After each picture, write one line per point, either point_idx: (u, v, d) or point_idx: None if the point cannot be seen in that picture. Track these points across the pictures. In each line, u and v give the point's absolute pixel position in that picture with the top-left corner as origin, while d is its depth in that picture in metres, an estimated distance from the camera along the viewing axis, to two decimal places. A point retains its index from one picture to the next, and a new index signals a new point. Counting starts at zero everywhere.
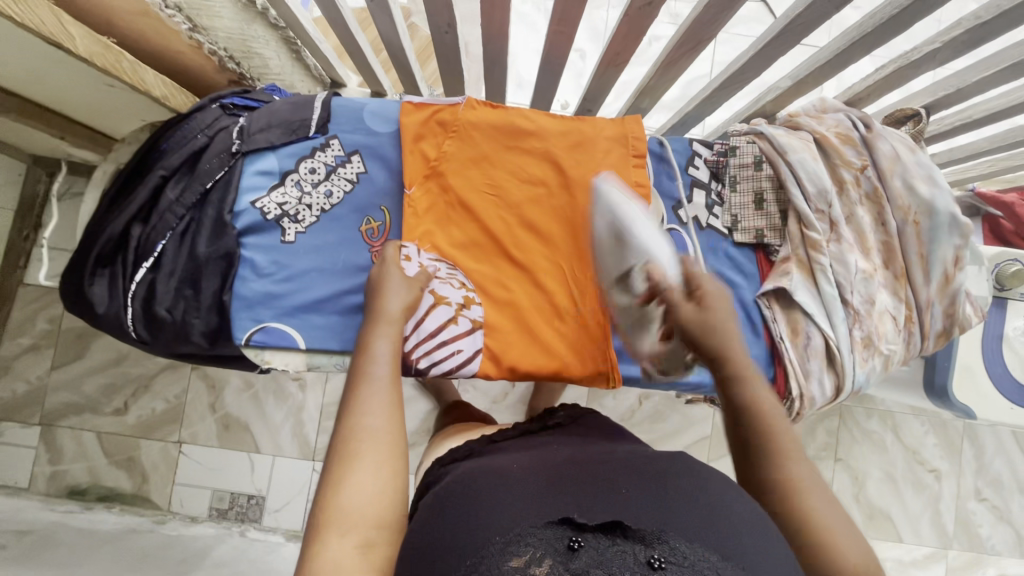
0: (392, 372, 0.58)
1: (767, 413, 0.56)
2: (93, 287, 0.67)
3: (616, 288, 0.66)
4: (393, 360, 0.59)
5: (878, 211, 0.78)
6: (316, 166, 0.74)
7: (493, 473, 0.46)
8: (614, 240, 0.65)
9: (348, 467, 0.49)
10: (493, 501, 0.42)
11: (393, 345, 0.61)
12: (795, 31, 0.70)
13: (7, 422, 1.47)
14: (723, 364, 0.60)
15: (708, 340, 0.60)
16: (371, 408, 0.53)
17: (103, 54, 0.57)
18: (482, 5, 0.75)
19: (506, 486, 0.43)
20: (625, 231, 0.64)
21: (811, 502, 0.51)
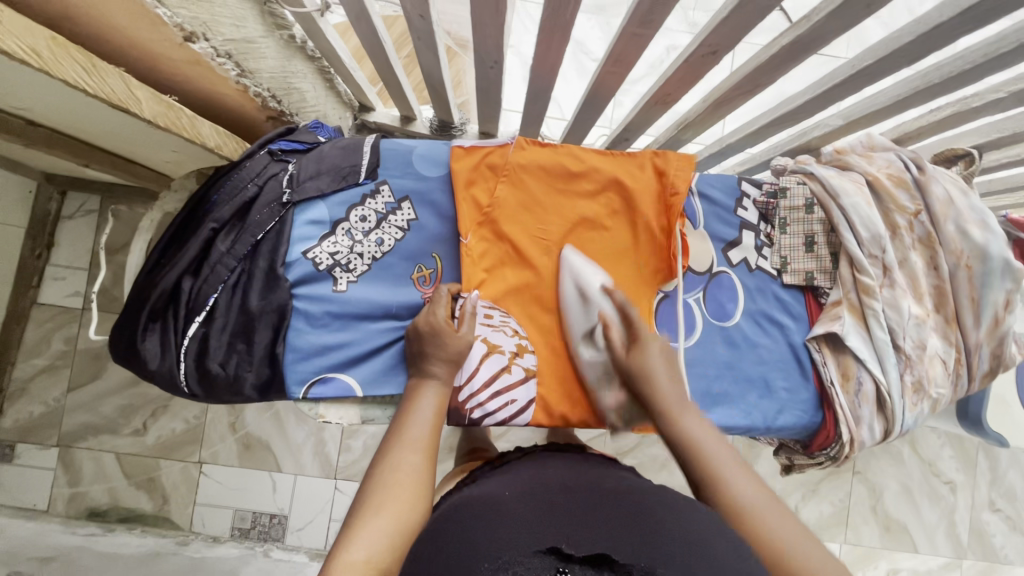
0: (429, 431, 0.60)
1: (702, 441, 0.58)
2: (144, 343, 0.66)
3: (582, 341, 0.74)
4: (432, 419, 0.61)
5: (930, 255, 0.78)
6: (367, 214, 0.73)
7: (490, 503, 0.46)
8: (576, 296, 0.74)
9: (371, 512, 0.50)
10: (490, 524, 0.42)
11: (436, 406, 0.63)
12: (858, 81, 0.68)
13: (23, 444, 1.42)
14: (656, 401, 0.63)
15: (639, 378, 0.66)
16: (399, 467, 0.55)
17: (164, 113, 0.58)
18: (537, 48, 0.73)
19: (502, 515, 0.43)
20: (584, 290, 0.74)
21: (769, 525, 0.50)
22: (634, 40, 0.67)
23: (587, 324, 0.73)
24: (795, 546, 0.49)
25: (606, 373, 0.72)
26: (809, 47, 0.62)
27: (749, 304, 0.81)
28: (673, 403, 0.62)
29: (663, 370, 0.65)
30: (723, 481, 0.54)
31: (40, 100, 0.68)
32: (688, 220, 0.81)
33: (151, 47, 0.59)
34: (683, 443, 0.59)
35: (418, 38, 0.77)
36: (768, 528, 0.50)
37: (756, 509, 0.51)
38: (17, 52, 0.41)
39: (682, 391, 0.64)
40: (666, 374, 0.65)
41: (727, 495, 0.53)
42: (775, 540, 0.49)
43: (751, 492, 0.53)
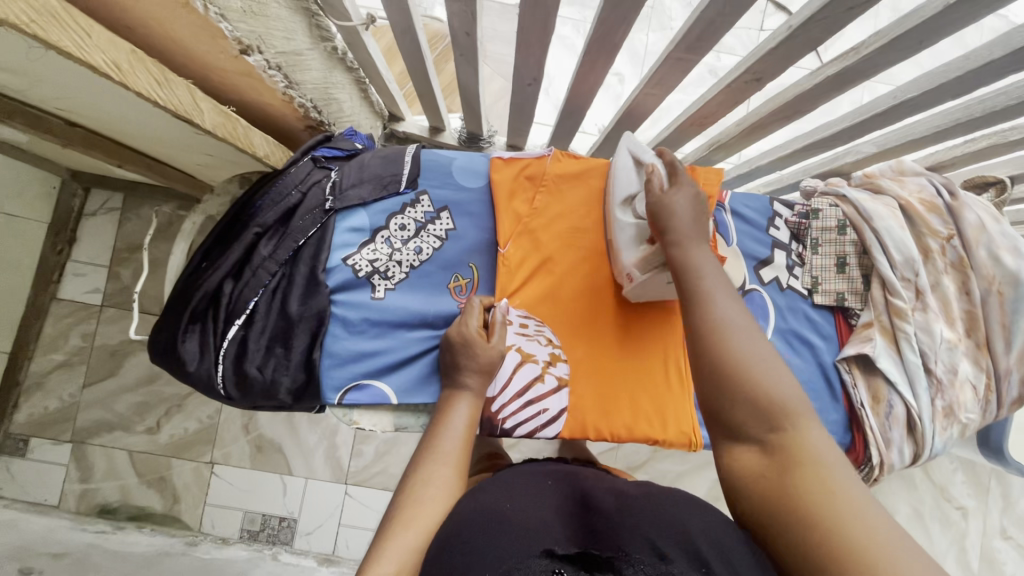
0: (461, 445, 0.59)
1: (701, 270, 0.54)
2: (184, 343, 0.66)
3: (625, 200, 0.70)
4: (465, 432, 0.61)
5: (962, 280, 0.78)
6: (407, 223, 0.74)
7: (491, 507, 0.43)
8: (631, 163, 0.69)
9: (399, 527, 0.48)
10: (491, 529, 0.39)
11: (468, 418, 0.62)
12: (898, 111, 0.69)
13: (36, 439, 1.42)
14: (666, 230, 0.58)
15: (652, 211, 0.61)
16: (430, 480, 0.53)
17: (222, 124, 0.60)
18: (580, 69, 0.74)
19: (504, 517, 0.41)
20: (638, 155, 0.68)
21: (748, 348, 0.48)
22: (679, 65, 0.68)
23: (631, 187, 0.69)
24: (767, 376, 0.46)
25: (639, 234, 0.69)
26: (854, 78, 0.63)
27: (780, 323, 0.82)
28: (686, 231, 0.57)
29: (681, 201, 0.59)
30: (709, 301, 0.52)
31: (89, 102, 0.69)
32: (722, 237, 0.82)
33: (209, 61, 0.60)
34: (681, 268, 0.55)
35: (461, 53, 0.78)
36: (741, 350, 0.48)
37: (738, 334, 0.49)
38: (101, 66, 0.43)
39: (698, 223, 0.58)
40: (687, 208, 0.59)
41: (708, 313, 0.51)
42: (739, 358, 0.48)
43: (736, 316, 0.50)
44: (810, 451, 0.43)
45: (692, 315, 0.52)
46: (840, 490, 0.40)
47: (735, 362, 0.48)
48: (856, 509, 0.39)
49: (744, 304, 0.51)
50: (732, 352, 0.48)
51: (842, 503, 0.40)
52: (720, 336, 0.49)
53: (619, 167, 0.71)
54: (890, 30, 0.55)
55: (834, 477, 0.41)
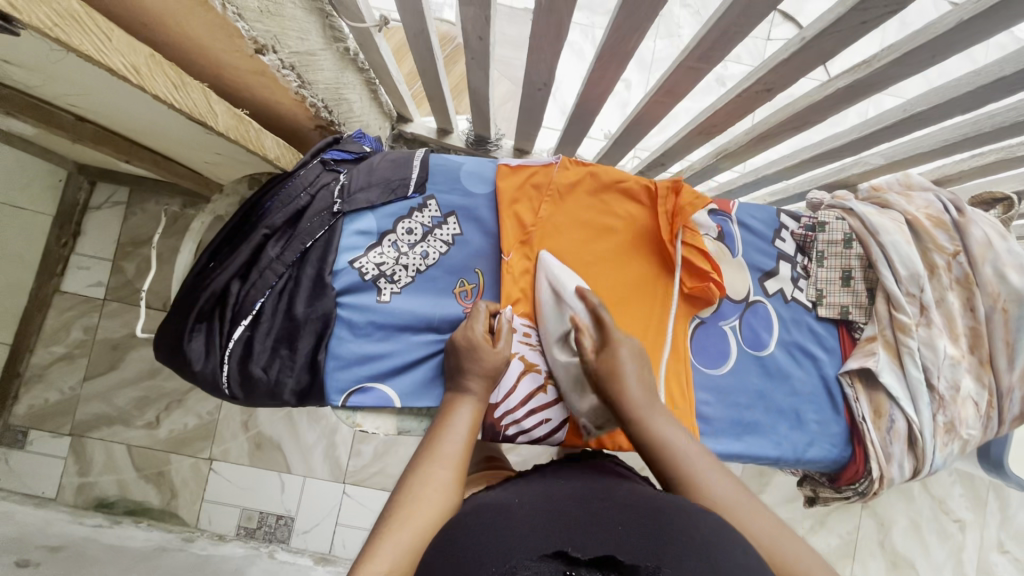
0: (463, 447, 0.59)
1: (675, 445, 0.57)
2: (190, 344, 0.66)
3: (557, 343, 0.72)
4: (468, 434, 0.61)
5: (967, 296, 0.78)
6: (414, 227, 0.74)
7: (498, 509, 0.45)
8: (552, 297, 0.73)
9: (395, 524, 0.49)
10: (500, 530, 0.41)
11: (472, 420, 0.63)
12: (907, 124, 0.69)
13: (35, 431, 1.42)
14: (624, 406, 0.61)
15: (609, 384, 0.63)
16: (432, 480, 0.54)
17: (236, 126, 0.60)
18: (590, 75, 0.74)
19: (512, 519, 0.42)
20: (557, 289, 0.73)
21: (748, 523, 0.51)
22: (690, 73, 0.68)
23: (561, 329, 0.72)
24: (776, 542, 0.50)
25: (579, 377, 0.71)
26: (864, 91, 0.63)
27: (783, 335, 0.82)
28: (642, 404, 0.61)
29: (631, 373, 0.62)
30: (699, 486, 0.53)
31: (100, 98, 0.69)
32: (727, 247, 0.82)
33: (222, 59, 0.60)
34: (658, 450, 0.57)
35: (472, 57, 0.79)
36: (747, 529, 0.50)
37: (739, 514, 0.51)
38: (120, 70, 0.44)
39: (651, 392, 0.62)
40: (636, 378, 0.62)
41: (706, 502, 0.52)
42: (753, 535, 0.50)
43: (724, 489, 0.53)
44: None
45: (687, 508, 0.53)
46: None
47: (755, 540, 0.50)
48: None
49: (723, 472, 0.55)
50: (748, 533, 0.50)
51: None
52: (726, 523, 0.51)
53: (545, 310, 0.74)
54: (902, 45, 0.55)
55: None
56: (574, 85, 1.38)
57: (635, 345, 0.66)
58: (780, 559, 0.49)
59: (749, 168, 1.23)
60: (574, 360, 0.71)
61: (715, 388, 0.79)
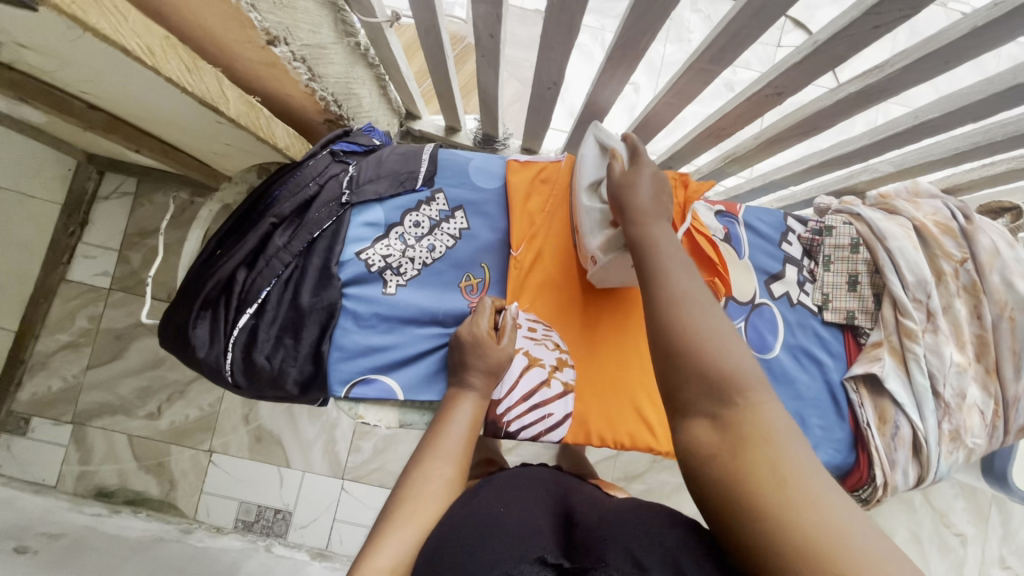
0: (464, 443, 0.59)
1: (665, 243, 0.49)
2: (195, 330, 0.66)
3: (592, 186, 0.69)
4: (467, 431, 0.61)
5: (974, 304, 0.78)
6: (421, 220, 0.74)
7: (492, 510, 0.44)
8: (596, 149, 0.69)
9: (399, 522, 0.48)
10: (493, 534, 0.40)
11: (473, 416, 0.62)
12: (918, 131, 0.69)
13: (37, 418, 1.42)
14: (627, 208, 0.54)
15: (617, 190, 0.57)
16: (431, 475, 0.53)
17: (246, 113, 0.61)
18: (600, 75, 0.74)
19: (505, 523, 0.42)
20: (604, 143, 0.67)
21: (708, 323, 0.43)
22: (701, 75, 0.68)
23: (597, 173, 0.68)
24: (732, 349, 0.41)
25: (602, 217, 0.67)
26: (875, 96, 0.63)
27: (788, 339, 0.81)
28: (647, 211, 0.53)
29: (642, 184, 0.55)
30: (668, 279, 0.46)
31: (112, 86, 0.70)
32: (734, 249, 0.81)
33: (234, 49, 0.61)
34: (645, 243, 0.50)
35: (483, 54, 0.79)
36: (697, 326, 0.43)
37: (697, 314, 0.44)
38: (134, 50, 0.45)
39: (662, 207, 0.54)
40: (649, 193, 0.55)
41: (670, 288, 0.46)
42: (696, 327, 0.43)
43: (707, 304, 0.44)
44: (781, 457, 0.36)
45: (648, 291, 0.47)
46: (803, 481, 0.35)
47: (702, 334, 0.42)
48: (828, 505, 0.34)
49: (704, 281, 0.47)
50: (701, 327, 0.43)
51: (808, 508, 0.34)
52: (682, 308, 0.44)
53: (588, 155, 0.70)
54: (916, 50, 0.55)
55: (797, 479, 0.35)
56: (583, 87, 1.38)
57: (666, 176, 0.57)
58: (723, 362, 0.41)
59: (756, 174, 1.23)
60: (599, 203, 0.67)
61: None
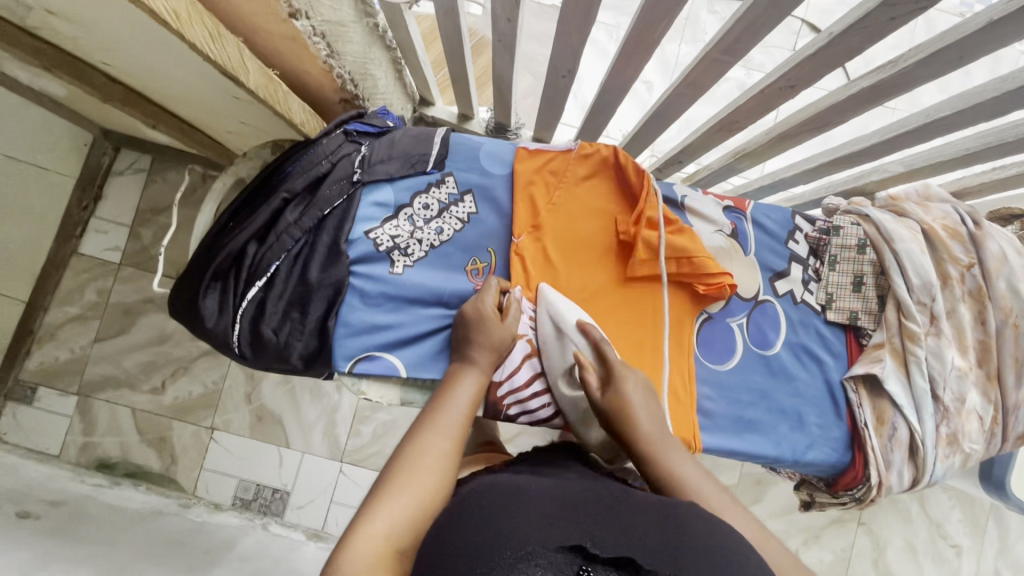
0: (466, 418, 0.60)
1: (691, 480, 0.57)
2: (205, 300, 0.68)
3: (565, 376, 0.71)
4: (470, 407, 0.62)
5: (978, 309, 0.78)
6: (430, 202, 0.75)
7: (509, 489, 0.46)
8: (553, 331, 0.71)
9: (393, 490, 0.50)
10: (512, 511, 0.42)
11: (477, 394, 0.64)
12: (929, 131, 0.69)
13: (44, 387, 1.44)
14: (637, 443, 0.60)
15: (619, 425, 0.62)
16: (435, 445, 0.55)
17: (264, 85, 0.62)
18: (615, 63, 0.75)
19: (525, 502, 0.43)
20: (557, 324, 0.71)
21: (760, 555, 0.52)
22: (715, 65, 0.68)
23: (565, 361, 0.71)
24: (790, 571, 0.51)
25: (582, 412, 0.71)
26: (889, 92, 0.63)
27: (790, 337, 0.82)
28: (657, 438, 0.61)
29: (640, 405, 0.62)
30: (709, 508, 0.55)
31: (133, 57, 0.71)
32: (740, 245, 0.82)
33: (255, 21, 0.62)
34: (674, 489, 0.57)
35: (499, 39, 0.80)
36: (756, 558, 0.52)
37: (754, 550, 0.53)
38: (161, 13, 0.45)
39: (662, 424, 0.62)
40: (648, 415, 0.62)
41: None
42: (768, 570, 0.51)
43: (744, 525, 0.54)
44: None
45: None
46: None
47: (771, 572, 0.51)
48: None
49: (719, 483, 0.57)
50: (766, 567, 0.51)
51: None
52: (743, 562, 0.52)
53: (546, 343, 0.72)
54: (931, 44, 0.55)
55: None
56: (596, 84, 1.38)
57: (642, 377, 0.66)
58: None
59: (766, 172, 1.22)
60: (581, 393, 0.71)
61: (718, 383, 0.79)
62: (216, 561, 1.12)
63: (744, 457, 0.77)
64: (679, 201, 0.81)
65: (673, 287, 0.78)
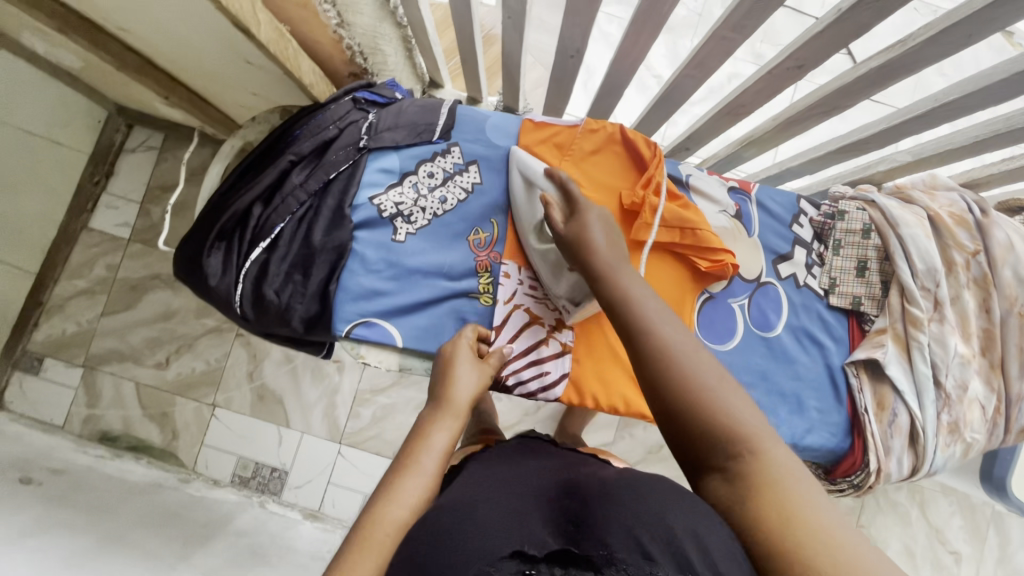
0: (439, 467, 0.54)
1: (639, 296, 0.53)
2: (208, 259, 0.68)
3: (534, 227, 0.73)
4: (443, 454, 0.56)
5: (983, 298, 0.77)
6: (435, 171, 0.76)
7: (457, 504, 0.43)
8: (523, 185, 0.74)
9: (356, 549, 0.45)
10: (463, 528, 0.39)
11: (450, 437, 0.58)
12: (939, 115, 0.68)
13: (51, 359, 1.46)
14: (585, 253, 0.60)
15: (576, 243, 0.62)
16: (400, 497, 0.49)
17: (275, 40, 0.66)
18: (623, 42, 0.75)
19: (469, 514, 0.41)
20: (527, 176, 0.74)
21: (696, 368, 0.47)
22: (724, 43, 0.68)
23: (534, 214, 0.73)
24: (721, 390, 0.46)
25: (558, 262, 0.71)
26: (898, 73, 0.63)
27: (792, 319, 0.81)
28: (612, 260, 0.59)
29: (596, 225, 0.63)
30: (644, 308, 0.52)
31: (150, 22, 0.72)
32: (744, 226, 0.82)
33: None
34: (619, 299, 0.54)
35: (509, 15, 0.80)
36: (684, 361, 0.47)
37: (682, 355, 0.48)
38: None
39: (619, 249, 0.60)
40: (603, 235, 0.62)
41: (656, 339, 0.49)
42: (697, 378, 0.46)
43: (678, 336, 0.49)
44: (770, 468, 0.42)
45: (634, 345, 0.50)
46: (807, 505, 0.40)
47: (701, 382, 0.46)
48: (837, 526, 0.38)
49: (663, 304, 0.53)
50: (695, 378, 0.46)
51: (829, 535, 0.38)
52: (669, 356, 0.48)
53: (518, 199, 0.75)
54: (940, 22, 0.55)
55: (801, 489, 0.41)
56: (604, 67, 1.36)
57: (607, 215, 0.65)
58: (724, 409, 0.45)
59: (779, 159, 1.20)
60: (550, 245, 0.72)
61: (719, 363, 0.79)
62: (213, 535, 1.12)
63: None
64: (684, 180, 0.81)
65: (675, 262, 0.78)
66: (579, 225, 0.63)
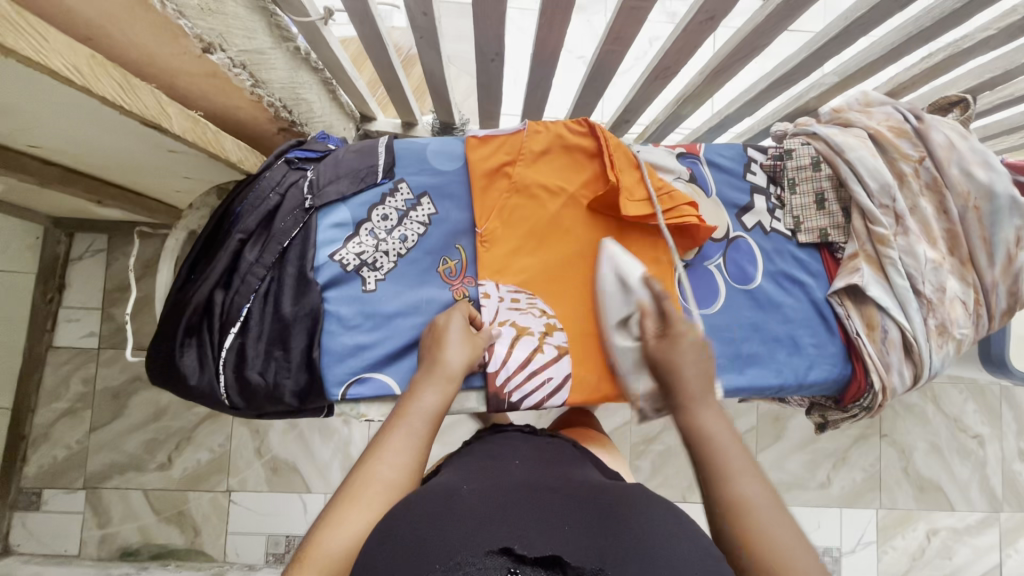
0: (430, 429, 0.55)
1: (714, 432, 0.54)
2: (182, 359, 0.66)
3: (618, 326, 0.74)
4: (435, 415, 0.57)
5: (938, 200, 0.79)
6: (389, 213, 0.75)
7: (446, 501, 0.43)
8: (617, 285, 0.75)
9: (346, 501, 0.46)
10: (442, 521, 0.40)
11: (442, 397, 0.59)
12: (852, 33, 0.70)
13: (49, 490, 1.37)
14: (677, 391, 0.60)
15: (662, 367, 0.63)
16: (392, 456, 0.51)
17: (190, 129, 0.62)
18: (538, 33, 0.75)
19: (464, 506, 0.42)
20: (624, 277, 0.75)
21: (762, 524, 0.46)
22: (635, 13, 0.68)
23: (624, 311, 0.74)
24: (790, 552, 0.44)
25: (638, 360, 0.71)
26: (803, 3, 0.65)
27: (768, 266, 0.83)
28: (698, 392, 0.59)
29: (686, 357, 0.62)
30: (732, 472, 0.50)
31: (54, 129, 0.68)
32: (700, 188, 0.83)
33: (170, 65, 0.61)
34: (692, 434, 0.55)
35: (421, 36, 0.80)
36: (764, 541, 0.45)
37: (752, 508, 0.47)
38: (62, 71, 0.45)
39: (708, 382, 0.60)
40: (693, 366, 0.61)
41: (729, 491, 0.49)
42: (765, 539, 0.45)
43: (755, 492, 0.48)
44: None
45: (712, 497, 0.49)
46: None
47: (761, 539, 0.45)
48: None
49: (765, 478, 0.50)
50: (758, 532, 0.45)
51: None
52: (737, 521, 0.46)
53: (607, 292, 0.76)
54: None
55: None
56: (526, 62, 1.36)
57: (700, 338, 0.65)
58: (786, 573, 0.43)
59: (716, 109, 1.27)
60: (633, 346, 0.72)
61: (710, 326, 0.80)
62: None
63: (750, 392, 0.79)
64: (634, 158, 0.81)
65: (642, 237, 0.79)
66: (668, 355, 0.63)
